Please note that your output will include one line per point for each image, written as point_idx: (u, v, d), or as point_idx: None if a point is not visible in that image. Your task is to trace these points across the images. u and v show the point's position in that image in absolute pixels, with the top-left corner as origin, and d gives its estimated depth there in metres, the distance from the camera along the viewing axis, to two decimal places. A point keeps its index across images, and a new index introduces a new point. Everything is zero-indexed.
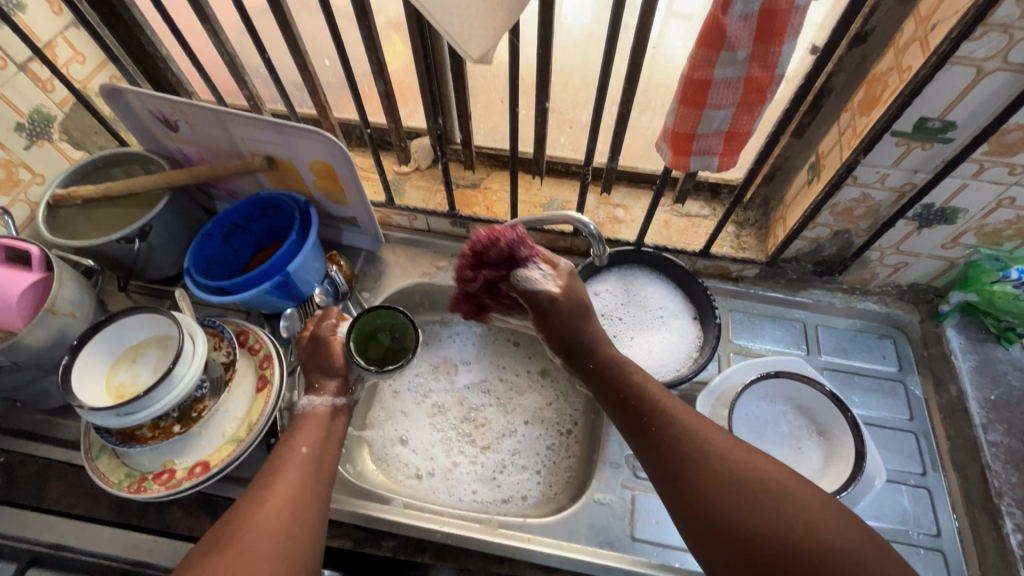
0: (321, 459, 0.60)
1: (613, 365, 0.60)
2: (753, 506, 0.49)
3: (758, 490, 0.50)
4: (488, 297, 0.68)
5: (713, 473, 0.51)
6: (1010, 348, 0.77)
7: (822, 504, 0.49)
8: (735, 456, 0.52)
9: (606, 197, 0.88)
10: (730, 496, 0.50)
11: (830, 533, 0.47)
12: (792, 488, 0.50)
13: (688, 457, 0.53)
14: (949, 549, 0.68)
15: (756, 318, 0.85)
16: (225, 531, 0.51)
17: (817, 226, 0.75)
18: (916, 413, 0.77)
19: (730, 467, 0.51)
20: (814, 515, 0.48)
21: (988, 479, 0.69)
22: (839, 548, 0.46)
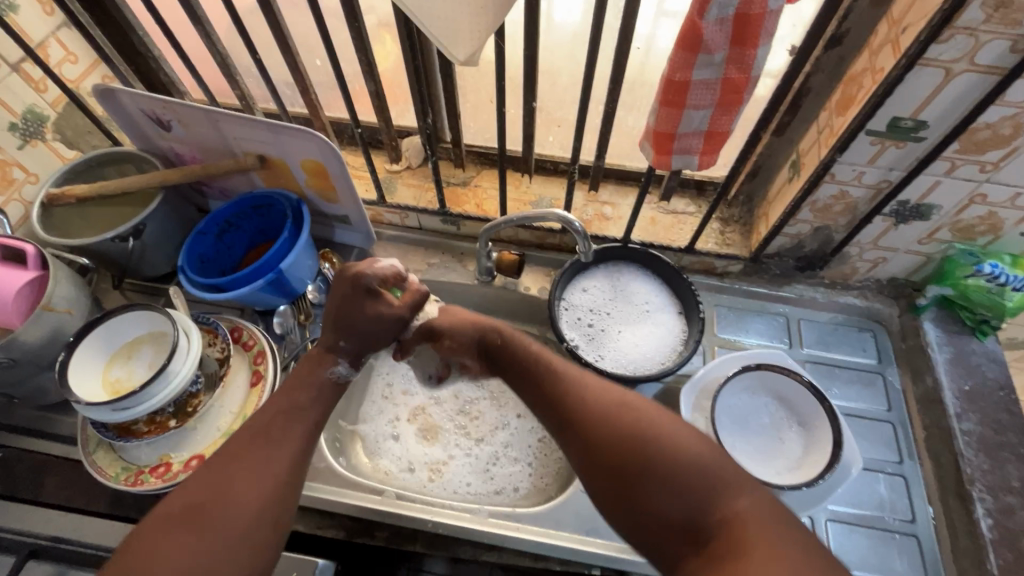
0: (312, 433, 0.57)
1: None
2: (611, 433, 0.50)
3: (610, 417, 0.51)
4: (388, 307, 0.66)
5: (576, 408, 0.53)
6: (984, 340, 0.80)
7: (682, 436, 0.49)
8: (599, 389, 0.54)
9: (594, 194, 0.90)
10: (591, 428, 0.52)
11: (679, 445, 0.48)
12: (643, 412, 0.51)
13: (556, 396, 0.55)
14: (923, 534, 0.71)
15: (740, 312, 0.87)
16: (194, 504, 0.48)
17: (798, 222, 0.77)
18: (893, 404, 0.80)
19: (592, 403, 0.53)
20: (665, 433, 0.49)
21: (961, 466, 0.71)
22: (675, 453, 0.48)
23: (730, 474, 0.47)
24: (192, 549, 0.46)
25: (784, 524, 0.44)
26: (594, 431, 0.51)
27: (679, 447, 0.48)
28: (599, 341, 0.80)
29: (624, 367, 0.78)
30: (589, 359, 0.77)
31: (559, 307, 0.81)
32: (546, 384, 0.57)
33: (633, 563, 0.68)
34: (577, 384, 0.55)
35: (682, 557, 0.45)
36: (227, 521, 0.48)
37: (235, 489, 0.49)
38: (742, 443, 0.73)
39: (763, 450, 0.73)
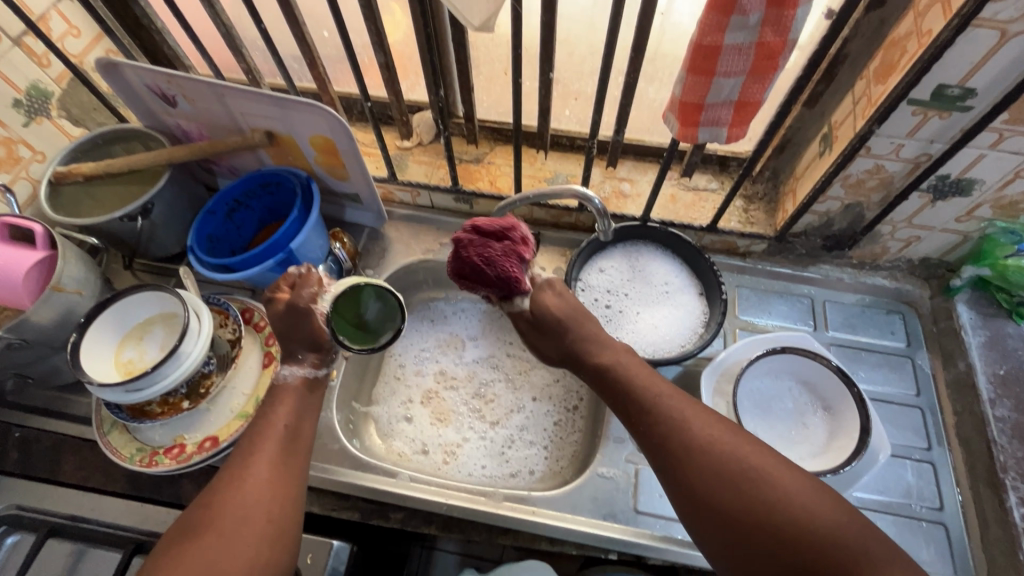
0: (292, 434, 0.58)
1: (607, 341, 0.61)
2: (733, 492, 0.48)
3: (732, 474, 0.49)
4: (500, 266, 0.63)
5: (691, 458, 0.51)
6: (1021, 323, 0.76)
7: (812, 501, 0.47)
8: (698, 426, 0.53)
9: (612, 170, 0.86)
10: (697, 471, 0.50)
11: (808, 513, 0.46)
12: (766, 468, 0.49)
13: (659, 436, 0.54)
14: (951, 522, 0.69)
15: (763, 293, 0.84)
16: (198, 522, 0.50)
17: (828, 199, 0.73)
18: (923, 388, 0.77)
19: (697, 442, 0.51)
20: (775, 482, 0.48)
21: (994, 453, 0.69)
22: (802, 520, 0.46)
23: (849, 528, 0.46)
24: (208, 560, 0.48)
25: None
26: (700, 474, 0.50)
27: (809, 515, 0.46)
28: (617, 323, 0.78)
29: (642, 349, 0.75)
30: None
31: (576, 286, 0.79)
32: (654, 425, 0.54)
33: (650, 547, 0.67)
34: (674, 416, 0.54)
35: None
36: (234, 528, 0.50)
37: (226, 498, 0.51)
38: (764, 428, 0.71)
39: (787, 436, 0.71)
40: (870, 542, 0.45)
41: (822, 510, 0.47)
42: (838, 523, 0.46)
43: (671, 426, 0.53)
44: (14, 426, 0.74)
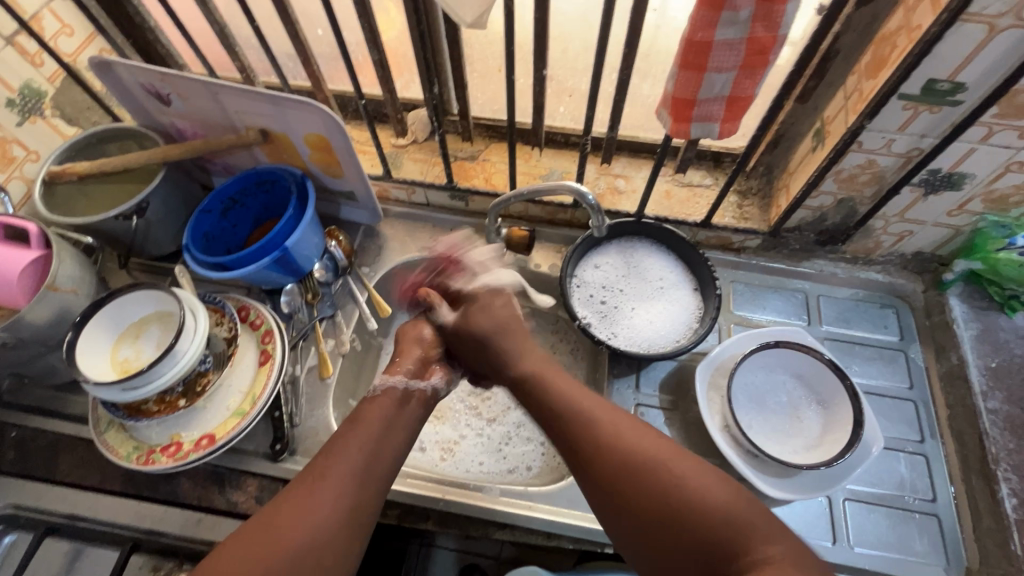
0: (372, 454, 0.54)
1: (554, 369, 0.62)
2: (619, 471, 0.50)
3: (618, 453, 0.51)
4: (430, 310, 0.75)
5: (584, 444, 0.53)
6: (1013, 316, 0.77)
7: (695, 475, 0.48)
8: (610, 425, 0.53)
9: (606, 167, 0.87)
10: (603, 469, 0.50)
11: (692, 489, 0.47)
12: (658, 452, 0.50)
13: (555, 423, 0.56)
14: (944, 514, 0.69)
15: (758, 288, 0.84)
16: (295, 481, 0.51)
17: (820, 194, 0.74)
18: (916, 381, 0.77)
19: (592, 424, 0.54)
20: (682, 471, 0.48)
21: (986, 445, 0.69)
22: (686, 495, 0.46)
23: (744, 512, 0.45)
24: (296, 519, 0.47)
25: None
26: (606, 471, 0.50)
27: (697, 494, 0.46)
28: (612, 319, 0.78)
29: (637, 345, 0.76)
30: (601, 337, 0.76)
31: (571, 282, 0.79)
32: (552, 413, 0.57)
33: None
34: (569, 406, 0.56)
35: None
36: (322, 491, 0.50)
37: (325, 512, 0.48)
38: (758, 422, 0.72)
39: (780, 429, 0.71)
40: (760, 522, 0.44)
41: (707, 486, 0.47)
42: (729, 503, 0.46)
43: (581, 427, 0.54)
44: (12, 425, 0.74)
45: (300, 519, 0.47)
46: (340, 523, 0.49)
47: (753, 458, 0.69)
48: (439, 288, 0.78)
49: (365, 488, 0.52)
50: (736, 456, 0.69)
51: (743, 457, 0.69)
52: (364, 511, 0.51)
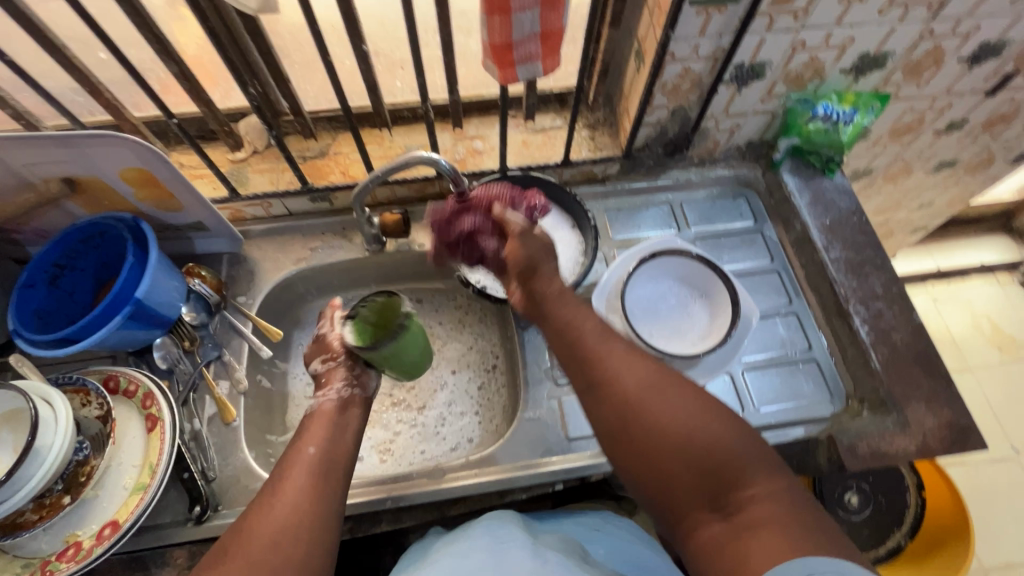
0: (331, 456, 0.59)
1: (558, 299, 0.63)
2: (647, 412, 0.52)
3: (654, 399, 0.53)
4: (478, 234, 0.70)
5: (614, 381, 0.55)
6: (833, 177, 0.89)
7: (716, 421, 0.51)
8: (621, 365, 0.56)
9: (460, 131, 0.87)
10: (616, 405, 0.54)
11: (704, 429, 0.50)
12: (685, 401, 0.52)
13: (586, 369, 0.57)
14: (822, 358, 0.80)
15: (629, 212, 0.90)
16: (278, 472, 0.56)
17: (655, 109, 0.78)
18: (775, 254, 0.88)
19: (624, 370, 0.55)
20: (686, 410, 0.51)
21: (837, 289, 0.80)
22: (702, 437, 0.50)
23: (752, 457, 0.49)
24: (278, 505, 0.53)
25: (797, 507, 0.46)
26: (624, 414, 0.53)
27: (704, 434, 0.50)
28: None
29: None
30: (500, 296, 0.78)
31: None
32: (584, 357, 0.58)
33: (593, 466, 0.71)
34: (594, 354, 0.57)
35: (706, 515, 0.48)
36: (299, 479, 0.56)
37: (293, 510, 0.52)
38: (658, 329, 0.78)
39: (676, 329, 0.78)
40: (765, 464, 0.49)
41: (727, 431, 0.50)
42: (742, 445, 0.49)
43: (601, 370, 0.56)
44: None
45: (267, 515, 0.52)
46: (307, 516, 0.53)
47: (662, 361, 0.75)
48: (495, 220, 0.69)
49: (330, 481, 0.57)
50: None
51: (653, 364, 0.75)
52: (330, 500, 0.55)
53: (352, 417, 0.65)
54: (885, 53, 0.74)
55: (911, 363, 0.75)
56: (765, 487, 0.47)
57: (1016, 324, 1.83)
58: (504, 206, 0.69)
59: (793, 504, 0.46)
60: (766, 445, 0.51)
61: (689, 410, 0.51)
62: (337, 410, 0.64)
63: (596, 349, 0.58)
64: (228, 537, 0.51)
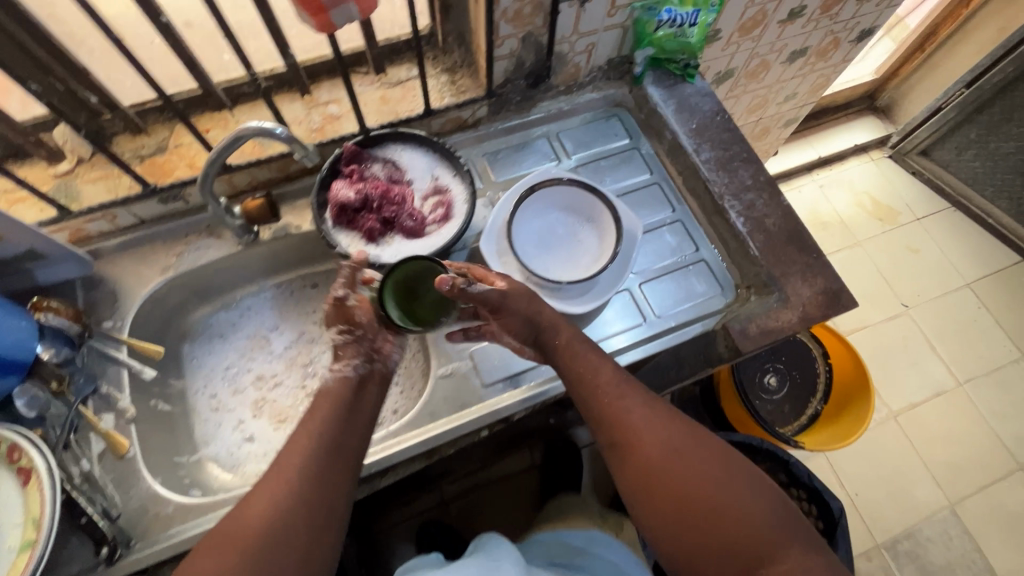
0: (340, 435, 0.58)
1: (576, 355, 0.67)
2: (681, 484, 0.58)
3: (689, 472, 0.58)
4: (367, 205, 0.76)
5: (649, 456, 0.60)
6: (694, 81, 0.91)
7: (746, 495, 0.56)
8: (659, 435, 0.61)
9: (312, 98, 0.81)
10: (650, 473, 0.60)
11: (736, 504, 0.55)
12: (717, 475, 0.58)
13: (622, 439, 0.62)
14: (709, 257, 0.84)
15: (508, 152, 0.90)
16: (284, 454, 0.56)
17: (504, 41, 0.76)
18: (653, 167, 0.90)
19: (660, 442, 0.61)
20: (723, 490, 0.57)
21: (711, 189, 0.83)
22: (737, 513, 0.55)
23: (781, 534, 0.54)
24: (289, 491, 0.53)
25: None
26: (652, 484, 0.59)
27: (737, 508, 0.55)
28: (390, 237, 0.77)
29: (418, 249, 0.76)
30: (374, 257, 0.74)
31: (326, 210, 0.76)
32: (620, 432, 0.63)
33: (518, 409, 0.72)
34: (630, 433, 0.62)
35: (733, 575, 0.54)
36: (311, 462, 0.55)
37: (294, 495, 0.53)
38: (552, 262, 0.78)
39: (569, 258, 0.79)
40: (792, 538, 0.54)
41: (759, 506, 0.56)
42: (773, 521, 0.55)
43: (629, 439, 0.62)
44: None
45: (279, 504, 0.52)
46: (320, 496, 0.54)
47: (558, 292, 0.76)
48: (390, 207, 0.76)
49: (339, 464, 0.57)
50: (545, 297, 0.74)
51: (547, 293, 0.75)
52: (339, 481, 0.56)
53: (368, 393, 0.64)
54: None
55: (785, 244, 0.79)
56: (794, 561, 0.52)
57: (891, 195, 2.02)
58: (403, 205, 0.77)
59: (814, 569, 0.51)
60: (798, 522, 0.55)
61: (724, 486, 0.57)
62: (346, 382, 0.62)
63: (622, 416, 0.63)
64: (228, 521, 0.53)
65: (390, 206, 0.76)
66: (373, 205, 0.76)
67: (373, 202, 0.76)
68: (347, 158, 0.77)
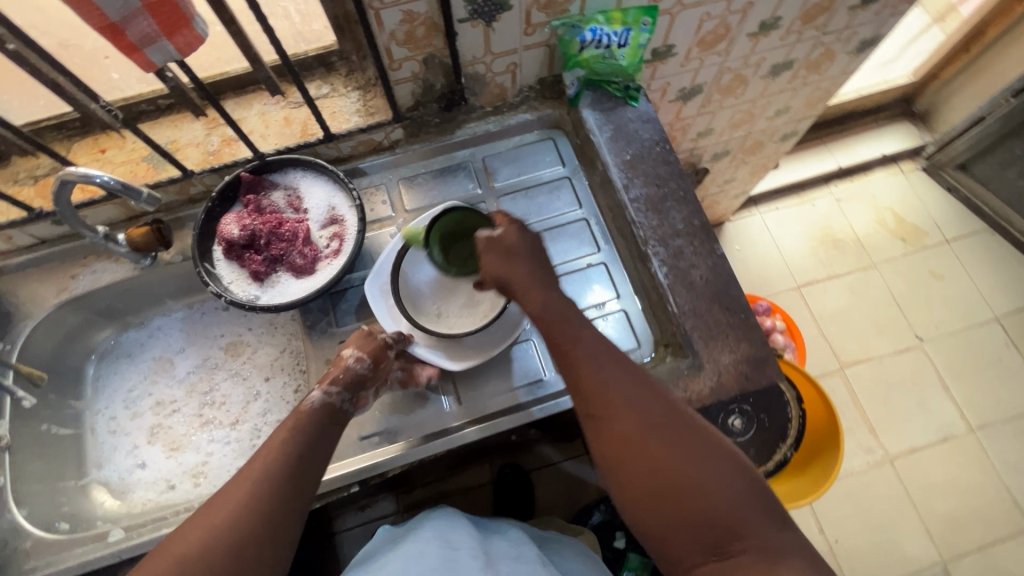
0: (303, 458, 0.57)
1: (560, 322, 0.61)
2: (659, 452, 0.52)
3: (667, 441, 0.53)
4: (253, 241, 0.71)
5: (626, 418, 0.54)
6: (637, 104, 0.81)
7: (724, 472, 0.51)
8: (637, 400, 0.55)
9: (213, 118, 0.77)
10: (625, 437, 0.54)
11: (714, 480, 0.51)
12: (695, 449, 0.52)
13: (597, 399, 0.56)
14: (627, 304, 0.77)
15: (426, 177, 0.83)
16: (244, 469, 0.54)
17: (402, 62, 0.69)
18: (584, 200, 0.83)
19: (636, 408, 0.55)
20: (701, 463, 0.51)
21: (636, 232, 0.75)
22: (713, 491, 0.50)
23: (756, 515, 0.50)
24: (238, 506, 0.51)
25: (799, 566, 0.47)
26: (621, 452, 0.53)
27: (713, 485, 0.50)
28: (272, 276, 0.72)
29: (297, 292, 0.71)
30: (251, 298, 0.70)
31: (212, 241, 0.71)
32: (591, 393, 0.56)
33: (523, 421, 0.70)
34: (607, 394, 0.56)
35: (703, 551, 0.50)
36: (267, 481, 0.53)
37: (260, 507, 0.52)
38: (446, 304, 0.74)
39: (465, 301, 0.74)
40: (767, 518, 0.50)
41: (737, 484, 0.51)
42: (749, 500, 0.51)
43: (605, 403, 0.55)
44: None
45: (224, 519, 0.51)
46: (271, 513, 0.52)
47: (444, 341, 0.71)
48: (275, 246, 0.71)
49: (298, 486, 0.55)
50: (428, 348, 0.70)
51: (429, 336, 0.71)
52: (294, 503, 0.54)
53: (338, 427, 0.63)
54: None
55: (710, 300, 0.71)
56: (762, 539, 0.49)
57: (920, 213, 1.81)
58: (292, 241, 0.72)
59: (786, 554, 0.48)
60: (774, 505, 0.52)
61: (702, 462, 0.52)
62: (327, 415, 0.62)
63: (595, 378, 0.57)
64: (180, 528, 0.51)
65: (277, 243, 0.71)
66: (259, 242, 0.71)
67: (259, 239, 0.71)
68: (245, 186, 0.72)
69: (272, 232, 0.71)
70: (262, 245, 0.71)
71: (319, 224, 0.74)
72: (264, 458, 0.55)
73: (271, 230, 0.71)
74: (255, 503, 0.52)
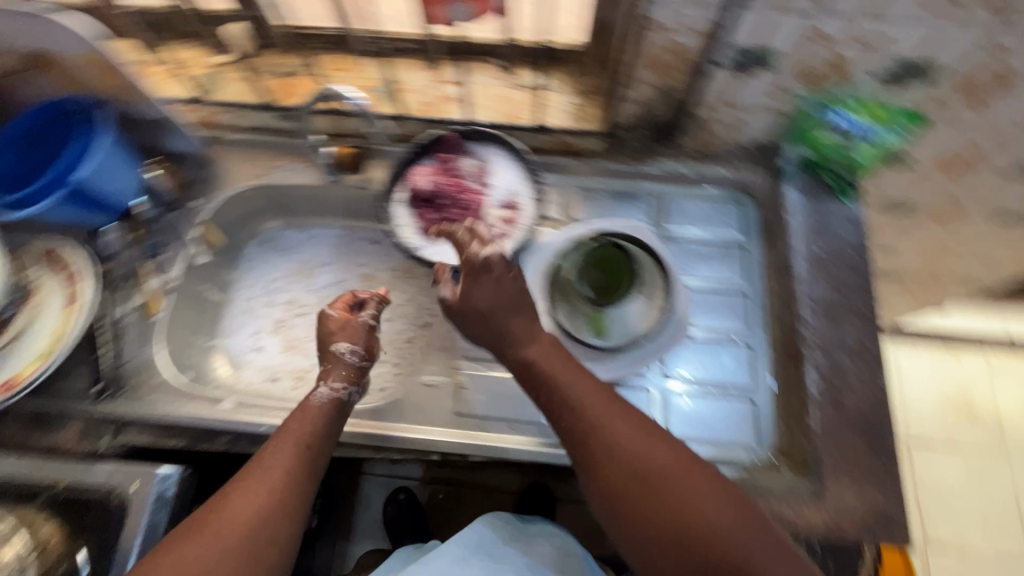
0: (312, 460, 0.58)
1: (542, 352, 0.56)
2: (663, 503, 0.46)
3: (670, 492, 0.47)
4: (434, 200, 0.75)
5: (625, 463, 0.49)
6: (846, 203, 0.76)
7: (745, 527, 0.45)
8: (640, 443, 0.50)
9: (441, 73, 0.80)
10: (622, 483, 0.48)
11: (729, 534, 0.44)
12: (707, 500, 0.46)
13: (587, 439, 0.51)
14: (759, 399, 0.71)
15: (600, 195, 0.82)
16: (252, 466, 0.55)
17: (640, 84, 0.70)
18: (751, 276, 0.78)
19: (637, 450, 0.49)
20: (714, 518, 0.45)
21: (800, 329, 0.70)
22: (731, 550, 0.44)
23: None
24: (254, 504, 0.52)
25: None
26: (622, 509, 0.48)
27: (729, 542, 0.44)
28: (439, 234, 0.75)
29: (454, 259, 0.73)
30: (414, 247, 0.73)
31: (400, 183, 0.76)
32: (585, 431, 0.51)
33: None
34: (602, 431, 0.51)
35: None
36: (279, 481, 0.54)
37: (277, 508, 0.52)
38: None
39: None
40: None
41: (759, 545, 0.44)
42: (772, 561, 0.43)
43: (598, 445, 0.50)
44: None
45: (240, 513, 0.51)
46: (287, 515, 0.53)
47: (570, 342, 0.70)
48: (451, 210, 0.75)
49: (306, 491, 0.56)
50: (553, 342, 0.70)
51: None
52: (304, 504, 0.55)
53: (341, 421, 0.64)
54: (929, 63, 0.61)
55: (855, 431, 0.65)
56: None
57: None
58: (466, 211, 0.75)
59: None
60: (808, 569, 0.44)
61: (712, 516, 0.45)
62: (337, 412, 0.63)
63: (590, 416, 0.52)
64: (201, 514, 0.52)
65: (453, 209, 0.75)
66: (438, 203, 0.75)
67: (439, 200, 0.75)
68: (445, 145, 0.77)
69: (453, 198, 0.75)
70: (439, 206, 0.75)
71: (495, 203, 0.75)
72: (274, 455, 0.56)
73: (453, 195, 0.75)
74: (269, 504, 0.52)
